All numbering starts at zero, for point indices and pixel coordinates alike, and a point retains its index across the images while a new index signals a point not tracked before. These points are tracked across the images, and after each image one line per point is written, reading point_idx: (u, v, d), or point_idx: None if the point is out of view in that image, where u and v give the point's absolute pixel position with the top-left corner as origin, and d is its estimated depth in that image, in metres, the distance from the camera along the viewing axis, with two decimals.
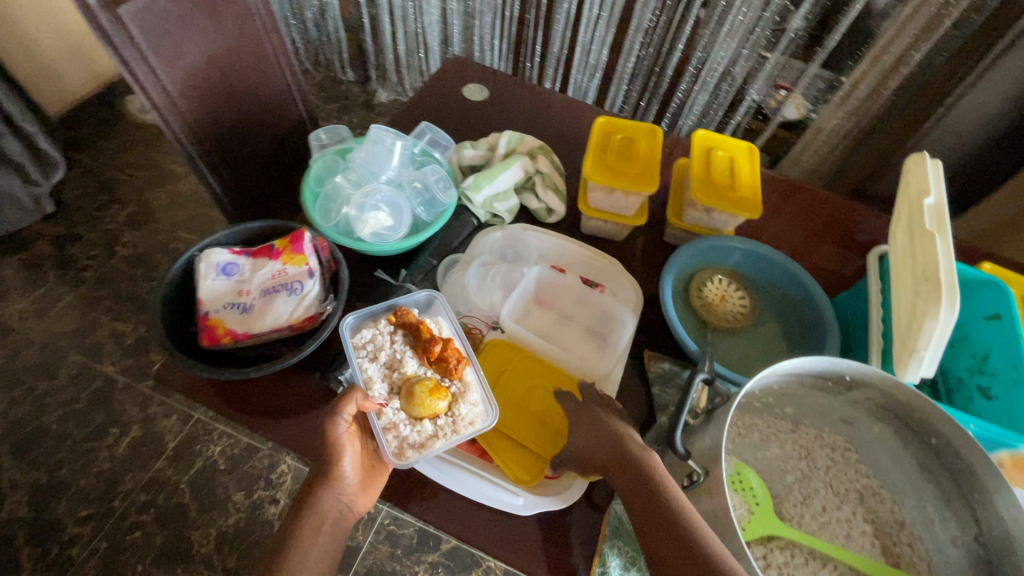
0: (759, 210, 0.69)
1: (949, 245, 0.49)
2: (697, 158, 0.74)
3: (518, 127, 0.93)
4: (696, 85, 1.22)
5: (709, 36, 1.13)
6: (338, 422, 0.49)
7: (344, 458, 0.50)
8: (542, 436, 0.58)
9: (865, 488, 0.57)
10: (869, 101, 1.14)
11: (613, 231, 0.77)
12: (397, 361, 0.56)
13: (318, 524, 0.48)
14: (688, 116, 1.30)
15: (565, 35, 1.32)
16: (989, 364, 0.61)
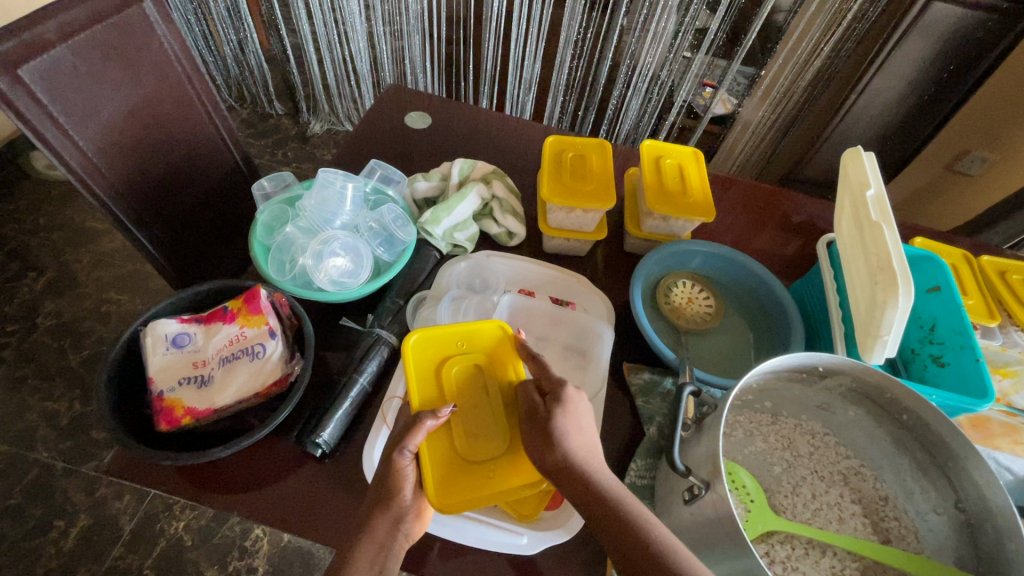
0: (712, 213, 0.71)
1: (896, 234, 0.52)
2: (648, 168, 0.75)
3: (464, 151, 0.92)
4: (629, 90, 1.25)
5: (636, 44, 1.16)
6: (404, 450, 0.48)
7: (406, 486, 0.48)
8: (489, 460, 0.52)
9: (848, 469, 0.60)
10: (789, 93, 1.21)
11: (574, 248, 0.77)
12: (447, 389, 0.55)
13: (373, 552, 0.46)
14: (626, 122, 1.33)
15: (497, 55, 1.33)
16: (937, 333, 0.65)
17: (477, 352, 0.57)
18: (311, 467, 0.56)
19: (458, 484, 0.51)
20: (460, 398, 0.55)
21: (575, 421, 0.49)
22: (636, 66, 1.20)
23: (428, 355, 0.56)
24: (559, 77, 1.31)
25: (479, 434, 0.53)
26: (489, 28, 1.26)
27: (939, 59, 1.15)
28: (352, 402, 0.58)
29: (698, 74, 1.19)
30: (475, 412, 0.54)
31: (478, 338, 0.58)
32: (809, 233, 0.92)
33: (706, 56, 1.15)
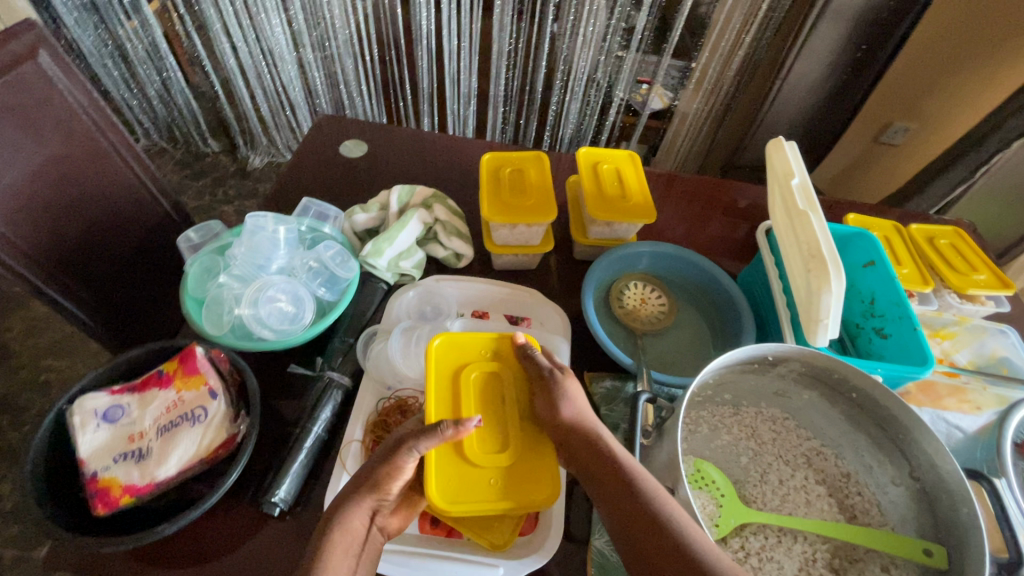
0: (653, 213, 0.72)
1: (823, 221, 0.54)
2: (586, 174, 0.75)
3: (405, 174, 0.91)
4: (567, 94, 1.27)
5: (568, 48, 1.18)
6: (414, 451, 0.48)
7: (396, 481, 0.49)
8: (493, 476, 0.52)
9: (810, 450, 0.61)
10: (719, 83, 1.24)
11: (524, 262, 0.77)
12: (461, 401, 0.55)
13: (347, 545, 0.45)
14: (568, 126, 1.35)
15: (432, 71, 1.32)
16: (877, 306, 0.68)
17: (504, 359, 0.59)
18: (271, 527, 0.53)
19: (459, 486, 0.51)
20: (479, 404, 0.55)
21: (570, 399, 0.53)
22: (570, 71, 1.21)
23: (450, 359, 0.57)
24: (496, 88, 1.31)
25: (493, 441, 0.54)
26: (419, 46, 1.25)
27: (852, 41, 1.21)
28: (308, 454, 0.55)
29: (631, 73, 1.21)
30: (490, 421, 0.55)
31: (506, 349, 0.59)
32: (752, 219, 0.95)
33: (637, 54, 1.17)
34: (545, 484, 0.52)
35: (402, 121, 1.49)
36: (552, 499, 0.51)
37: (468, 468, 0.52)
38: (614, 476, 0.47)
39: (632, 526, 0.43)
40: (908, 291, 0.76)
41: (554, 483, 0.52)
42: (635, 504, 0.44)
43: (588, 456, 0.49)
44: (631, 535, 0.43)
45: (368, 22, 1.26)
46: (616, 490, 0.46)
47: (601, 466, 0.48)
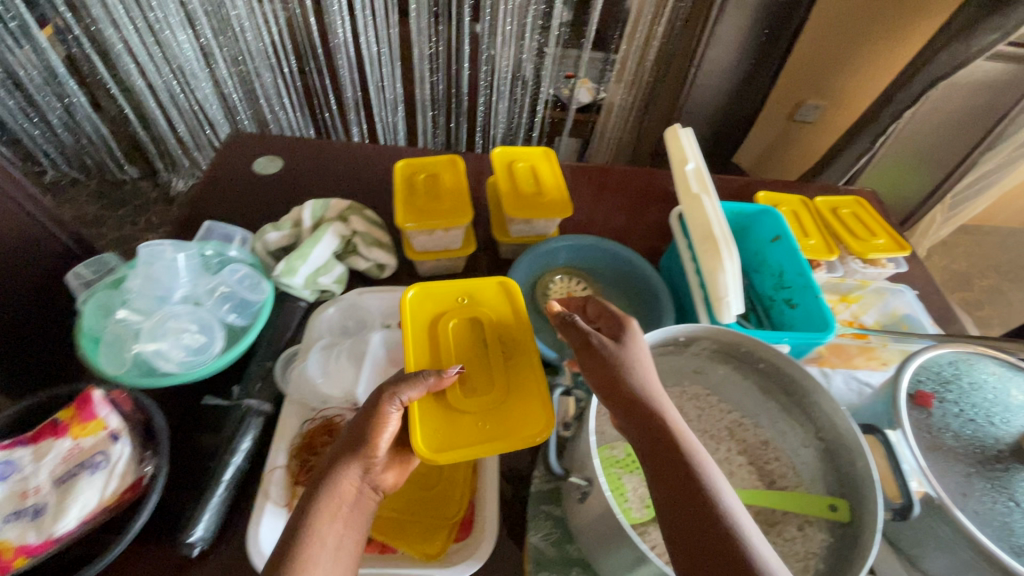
0: (570, 207, 0.73)
1: (715, 201, 0.58)
2: (501, 173, 0.76)
3: (324, 188, 0.88)
4: (493, 94, 1.28)
5: (488, 48, 1.19)
6: (396, 399, 0.49)
7: (385, 433, 0.50)
8: (482, 416, 0.54)
9: (732, 422, 0.63)
10: (639, 74, 1.27)
11: (449, 267, 0.76)
12: (445, 351, 0.57)
13: (336, 507, 0.46)
14: (498, 126, 1.35)
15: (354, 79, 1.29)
16: (786, 278, 0.71)
17: (478, 305, 0.62)
18: (190, 569, 0.50)
19: (448, 433, 0.52)
20: (459, 348, 0.58)
21: (639, 370, 0.49)
22: (494, 70, 1.23)
23: (428, 311, 0.61)
24: (422, 93, 1.30)
25: (479, 384, 0.55)
26: (338, 54, 1.22)
27: (757, 26, 1.27)
28: (226, 488, 0.53)
29: (553, 69, 1.23)
30: (473, 363, 0.57)
31: (479, 295, 0.63)
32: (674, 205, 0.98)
33: (556, 50, 1.19)
34: (535, 419, 0.53)
35: (330, 133, 1.46)
36: (546, 432, 0.52)
37: (455, 409, 0.53)
38: (680, 468, 0.42)
39: (690, 530, 0.39)
40: (815, 261, 0.80)
41: (547, 415, 0.53)
42: (710, 515, 0.39)
43: (654, 437, 0.44)
44: (684, 538, 0.39)
45: (281, 33, 1.22)
46: (681, 485, 0.41)
47: (667, 451, 0.43)
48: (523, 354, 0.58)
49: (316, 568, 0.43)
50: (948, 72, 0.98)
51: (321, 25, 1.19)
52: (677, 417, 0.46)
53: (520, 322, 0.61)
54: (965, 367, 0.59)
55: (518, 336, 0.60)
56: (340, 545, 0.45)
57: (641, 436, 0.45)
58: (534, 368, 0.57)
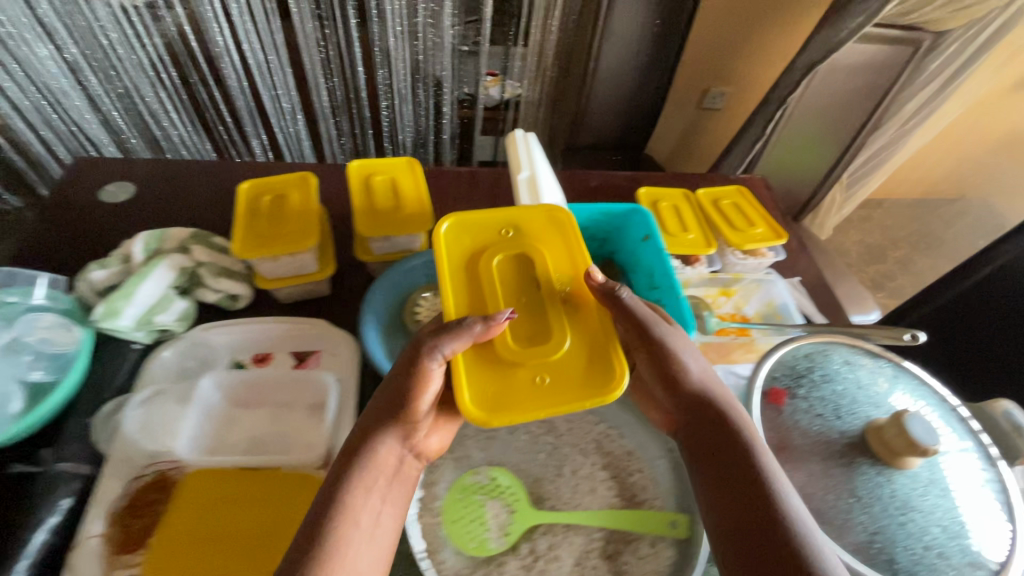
0: (430, 221, 0.69)
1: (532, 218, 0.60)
2: (356, 188, 0.71)
3: (181, 214, 0.81)
4: (395, 99, 1.22)
5: (382, 52, 1.13)
6: (437, 352, 0.49)
7: (428, 388, 0.50)
8: (541, 361, 0.51)
9: (601, 434, 0.61)
10: (541, 70, 1.23)
11: (311, 292, 0.71)
12: (497, 290, 0.55)
13: (369, 482, 0.48)
14: (407, 131, 1.29)
15: (249, 88, 1.12)
16: (657, 279, 0.69)
17: (527, 238, 0.60)
18: None
19: (504, 389, 0.50)
20: (509, 291, 0.55)
21: (695, 368, 0.54)
22: (392, 75, 1.17)
23: (466, 249, 0.58)
24: (321, 99, 1.18)
25: (532, 330, 0.54)
26: (223, 58, 1.05)
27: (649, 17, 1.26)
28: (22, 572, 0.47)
29: (452, 71, 1.19)
30: (526, 304, 0.55)
31: (526, 228, 0.60)
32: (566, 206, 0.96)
33: (451, 49, 1.15)
34: (603, 371, 0.51)
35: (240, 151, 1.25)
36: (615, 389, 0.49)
37: (506, 354, 0.52)
38: (741, 456, 0.48)
39: (738, 516, 0.44)
40: (694, 257, 0.79)
41: (616, 362, 0.51)
42: (751, 488, 0.45)
43: (716, 429, 0.50)
44: (733, 522, 0.44)
45: (156, 41, 1.01)
46: (737, 474, 0.47)
47: (726, 441, 0.49)
48: (580, 296, 0.56)
49: (354, 536, 0.45)
50: (822, 58, 1.00)
51: (205, 26, 1.00)
52: (734, 407, 0.52)
53: (577, 262, 0.58)
54: (820, 358, 0.60)
55: (574, 275, 0.57)
56: (377, 515, 0.47)
57: (700, 428, 0.51)
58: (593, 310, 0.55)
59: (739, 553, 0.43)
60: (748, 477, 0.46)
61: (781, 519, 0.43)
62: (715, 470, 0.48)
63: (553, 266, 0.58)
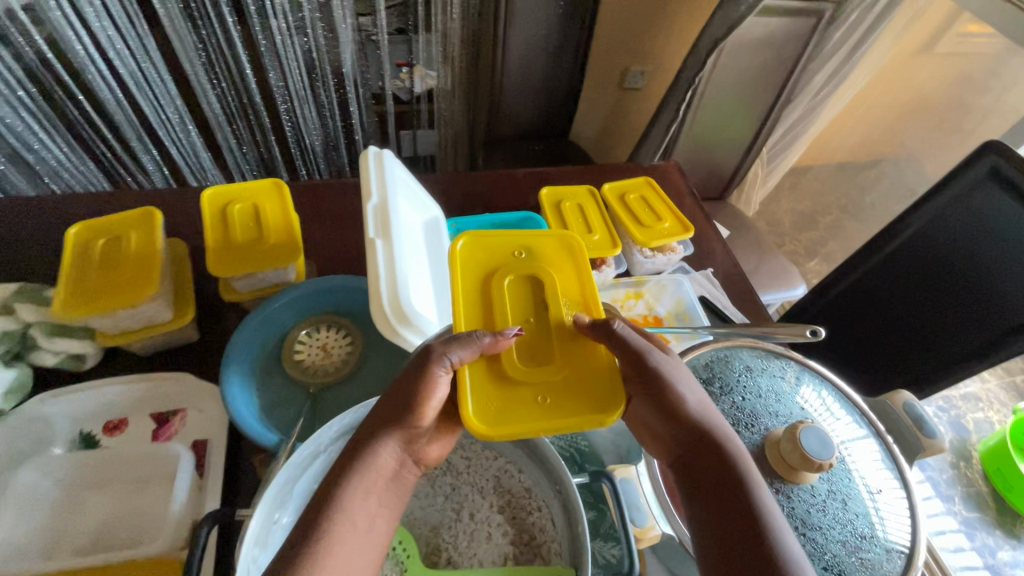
0: (298, 250, 0.62)
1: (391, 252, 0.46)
2: (211, 220, 0.63)
3: (13, 261, 0.70)
4: (295, 102, 1.04)
5: (270, 53, 0.94)
6: (446, 361, 0.45)
7: (434, 396, 0.46)
8: (546, 384, 0.48)
9: (499, 470, 0.56)
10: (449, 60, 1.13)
11: (172, 340, 0.63)
12: (506, 310, 0.51)
13: (368, 486, 0.44)
14: (313, 135, 1.11)
15: (128, 103, 0.89)
16: None
17: (537, 262, 0.56)
18: None
19: (503, 407, 0.47)
20: (519, 310, 0.52)
21: (693, 398, 0.48)
22: (286, 80, 0.99)
23: (477, 265, 0.54)
24: (213, 108, 0.98)
25: (539, 351, 0.50)
26: (86, 67, 0.81)
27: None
28: None
29: (354, 68, 1.04)
30: (531, 325, 0.52)
31: (543, 255, 0.56)
32: (469, 209, 0.90)
33: (349, 46, 1.00)
34: (609, 389, 0.48)
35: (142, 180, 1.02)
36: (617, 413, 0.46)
37: (506, 377, 0.48)
38: (744, 508, 0.41)
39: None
40: (600, 260, 0.75)
41: (619, 393, 0.48)
42: (754, 543, 0.40)
43: (717, 473, 0.44)
44: None
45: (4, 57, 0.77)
46: (738, 529, 0.41)
47: (727, 489, 0.43)
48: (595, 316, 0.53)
49: (346, 546, 0.41)
50: (725, 35, 0.97)
51: (60, 31, 0.76)
52: (737, 445, 0.45)
53: (589, 289, 0.54)
54: (721, 366, 0.56)
55: (585, 299, 0.54)
56: (371, 524, 0.43)
57: (698, 471, 0.45)
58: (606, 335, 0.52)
59: None
60: (752, 536, 0.40)
61: None
62: (716, 522, 0.42)
63: (563, 290, 0.55)
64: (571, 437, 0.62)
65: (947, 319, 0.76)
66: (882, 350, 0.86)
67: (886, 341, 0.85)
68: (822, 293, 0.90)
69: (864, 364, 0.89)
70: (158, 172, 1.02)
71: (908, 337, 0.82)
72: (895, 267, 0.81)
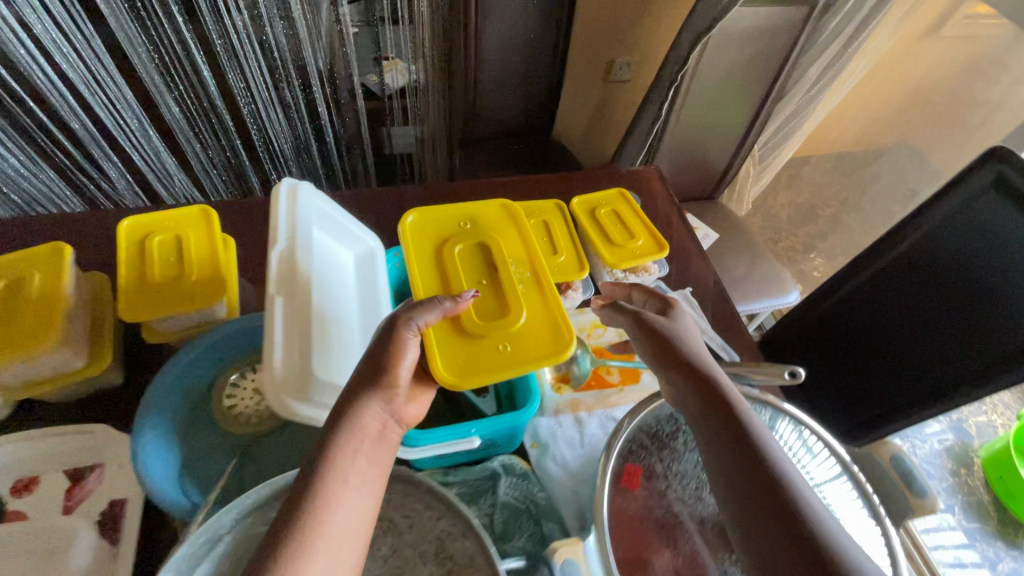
0: (223, 287, 0.56)
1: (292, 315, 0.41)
2: (129, 256, 0.57)
3: None
4: (258, 104, 0.87)
5: (226, 50, 0.79)
6: (414, 324, 0.48)
7: (408, 356, 0.48)
8: (504, 334, 0.56)
9: (443, 531, 0.49)
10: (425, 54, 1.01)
11: (91, 388, 0.58)
12: (458, 272, 0.60)
13: (356, 444, 0.43)
14: (282, 139, 0.95)
15: (82, 109, 0.74)
16: None
17: (482, 230, 0.66)
18: None
19: (471, 357, 0.53)
20: (471, 273, 0.61)
21: (692, 345, 0.52)
22: (248, 81, 0.84)
23: (429, 240, 0.64)
24: (172, 111, 0.82)
25: (493, 305, 0.58)
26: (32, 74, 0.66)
27: None
28: None
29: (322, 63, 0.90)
30: (485, 286, 0.60)
31: (483, 228, 0.66)
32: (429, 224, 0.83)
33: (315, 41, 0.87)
34: (556, 330, 0.56)
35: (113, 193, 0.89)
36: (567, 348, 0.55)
37: (468, 333, 0.55)
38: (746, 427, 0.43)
39: (753, 486, 0.40)
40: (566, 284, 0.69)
41: (567, 331, 0.56)
42: (758, 457, 0.41)
43: (716, 401, 0.45)
44: (750, 491, 0.40)
45: None
46: (742, 446, 0.42)
47: (729, 412, 0.45)
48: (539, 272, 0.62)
49: (337, 505, 0.39)
50: (708, 28, 0.89)
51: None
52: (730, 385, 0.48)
53: (529, 249, 0.64)
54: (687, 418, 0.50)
55: (526, 256, 0.64)
56: (363, 484, 0.42)
57: (697, 404, 0.46)
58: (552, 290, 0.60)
59: (758, 522, 0.38)
60: (756, 450, 0.42)
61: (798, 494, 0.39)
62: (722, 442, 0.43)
63: (508, 251, 0.64)
64: (527, 488, 0.57)
65: (949, 330, 0.74)
66: (886, 359, 0.83)
67: (891, 351, 0.82)
68: (826, 295, 0.90)
69: (867, 373, 0.86)
70: (126, 185, 0.89)
71: (904, 357, 0.81)
72: (901, 273, 0.80)
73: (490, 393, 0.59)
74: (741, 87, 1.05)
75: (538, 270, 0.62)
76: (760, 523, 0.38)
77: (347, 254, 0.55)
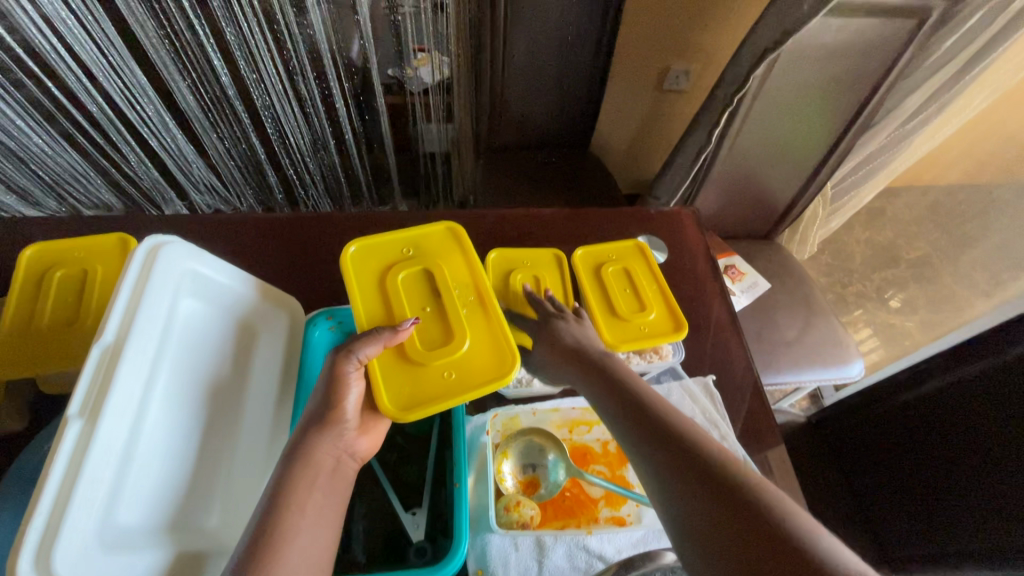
0: None
1: (98, 437, 0.28)
2: (23, 292, 0.49)
3: None
4: (274, 109, 0.67)
5: (248, 48, 0.59)
6: (354, 358, 0.42)
7: (348, 397, 0.42)
8: (449, 364, 0.46)
9: None
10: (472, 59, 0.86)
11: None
12: (393, 298, 0.49)
13: (313, 477, 0.38)
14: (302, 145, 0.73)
15: (98, 92, 0.57)
16: (460, 435, 0.49)
17: (426, 256, 0.53)
18: None
19: (414, 386, 0.44)
20: (415, 301, 0.49)
21: (577, 328, 0.51)
22: (271, 87, 0.64)
23: (368, 268, 0.52)
24: (187, 102, 0.62)
25: (438, 334, 0.47)
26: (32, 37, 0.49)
27: None
28: None
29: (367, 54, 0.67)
30: (427, 313, 0.49)
31: (427, 244, 0.54)
32: None
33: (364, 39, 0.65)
34: (501, 353, 0.47)
35: (137, 178, 0.71)
36: (515, 369, 0.46)
37: (409, 364, 0.45)
38: (625, 388, 0.42)
39: (651, 438, 0.37)
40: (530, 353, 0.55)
41: (513, 353, 0.47)
42: (640, 410, 0.40)
43: (595, 376, 0.44)
44: (652, 444, 0.37)
45: None
46: (629, 407, 0.40)
47: (610, 380, 0.43)
48: (485, 295, 0.51)
49: (298, 556, 0.34)
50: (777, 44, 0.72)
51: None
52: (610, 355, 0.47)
53: (479, 269, 0.53)
54: None
55: (476, 277, 0.52)
56: (322, 514, 0.37)
57: (585, 378, 0.45)
58: (500, 317, 0.49)
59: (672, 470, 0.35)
60: (639, 404, 0.40)
61: (686, 431, 0.37)
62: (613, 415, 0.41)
63: (453, 277, 0.52)
64: None
65: None
66: (965, 479, 0.66)
67: (972, 471, 0.65)
68: (899, 391, 0.77)
69: (942, 493, 0.69)
70: (148, 172, 0.70)
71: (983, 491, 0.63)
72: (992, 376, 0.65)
73: (422, 511, 0.48)
74: (819, 113, 0.86)
75: (489, 293, 0.51)
76: (672, 469, 0.35)
77: (225, 321, 0.43)
